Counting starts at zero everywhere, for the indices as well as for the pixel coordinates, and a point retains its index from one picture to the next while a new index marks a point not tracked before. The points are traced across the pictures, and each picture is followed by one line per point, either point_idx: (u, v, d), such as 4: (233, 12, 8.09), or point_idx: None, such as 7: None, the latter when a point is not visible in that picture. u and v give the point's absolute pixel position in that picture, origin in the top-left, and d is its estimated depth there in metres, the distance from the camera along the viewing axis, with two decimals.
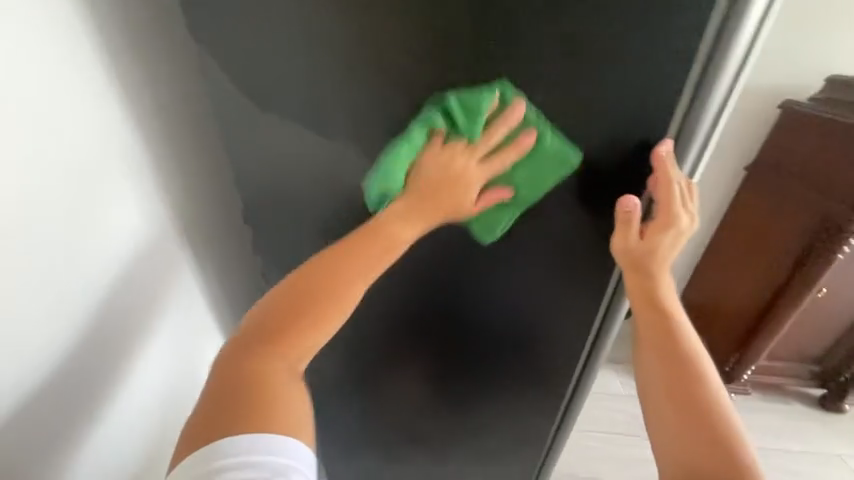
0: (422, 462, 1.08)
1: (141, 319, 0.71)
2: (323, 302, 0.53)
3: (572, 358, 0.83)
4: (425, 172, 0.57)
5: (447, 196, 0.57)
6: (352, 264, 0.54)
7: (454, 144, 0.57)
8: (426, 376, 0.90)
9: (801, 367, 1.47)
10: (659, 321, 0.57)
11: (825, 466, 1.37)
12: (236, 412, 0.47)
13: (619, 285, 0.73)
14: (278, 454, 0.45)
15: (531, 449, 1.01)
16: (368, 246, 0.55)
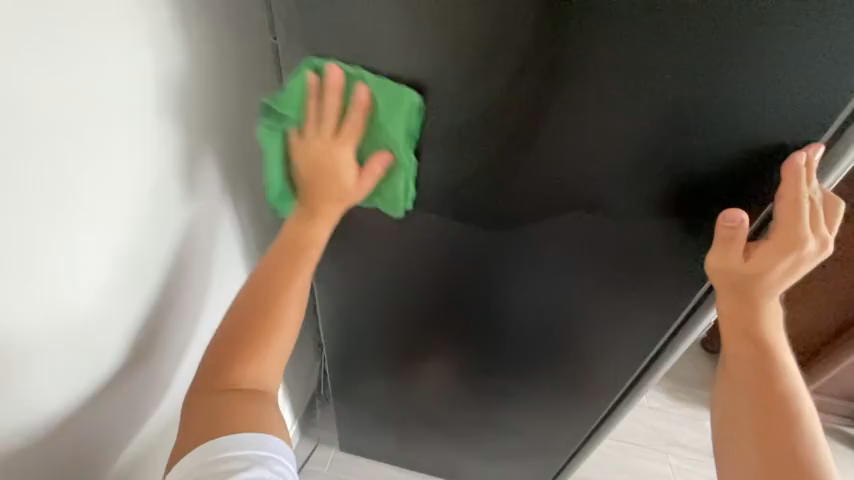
0: (436, 446, 1.07)
1: (177, 296, 0.69)
2: (263, 314, 0.58)
3: (621, 371, 0.77)
4: (304, 162, 0.59)
5: (329, 181, 0.60)
6: (285, 275, 0.60)
7: (309, 128, 0.59)
8: (455, 368, 0.87)
9: (846, 406, 1.37)
10: (751, 352, 0.56)
11: None
12: (218, 420, 0.53)
13: (699, 307, 0.66)
14: (258, 452, 0.51)
15: (552, 451, 0.98)
16: (295, 260, 0.61)
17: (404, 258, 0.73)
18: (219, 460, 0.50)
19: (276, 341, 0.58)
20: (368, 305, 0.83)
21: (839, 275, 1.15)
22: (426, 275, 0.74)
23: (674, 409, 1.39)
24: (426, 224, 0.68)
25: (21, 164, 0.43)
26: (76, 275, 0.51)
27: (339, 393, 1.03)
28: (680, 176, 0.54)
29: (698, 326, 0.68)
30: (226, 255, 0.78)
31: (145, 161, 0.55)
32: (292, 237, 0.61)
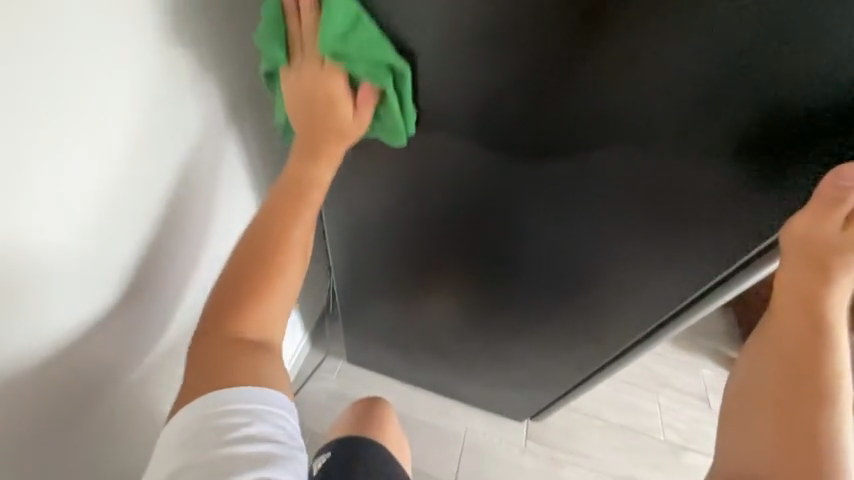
0: (437, 366, 1.12)
1: (196, 235, 0.70)
2: (265, 252, 0.59)
3: (638, 320, 0.75)
4: (293, 88, 0.56)
5: (324, 105, 0.57)
6: (285, 220, 0.60)
7: (296, 55, 0.56)
8: (461, 297, 0.86)
9: None
10: (801, 322, 0.54)
11: None
12: (220, 371, 0.54)
13: (744, 269, 0.59)
14: (263, 407, 0.52)
15: (548, 381, 1.01)
16: (293, 211, 0.60)
17: (424, 184, 0.67)
18: (225, 415, 0.51)
19: (278, 281, 0.59)
20: (378, 227, 0.79)
21: None
22: (445, 204, 0.68)
23: (674, 356, 1.43)
24: (451, 147, 0.60)
25: (84, 225, 0.51)
26: (99, 213, 0.52)
27: (348, 314, 1.05)
28: (767, 110, 0.44)
29: (738, 287, 0.62)
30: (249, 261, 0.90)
31: (153, 91, 0.52)
32: (290, 183, 0.60)
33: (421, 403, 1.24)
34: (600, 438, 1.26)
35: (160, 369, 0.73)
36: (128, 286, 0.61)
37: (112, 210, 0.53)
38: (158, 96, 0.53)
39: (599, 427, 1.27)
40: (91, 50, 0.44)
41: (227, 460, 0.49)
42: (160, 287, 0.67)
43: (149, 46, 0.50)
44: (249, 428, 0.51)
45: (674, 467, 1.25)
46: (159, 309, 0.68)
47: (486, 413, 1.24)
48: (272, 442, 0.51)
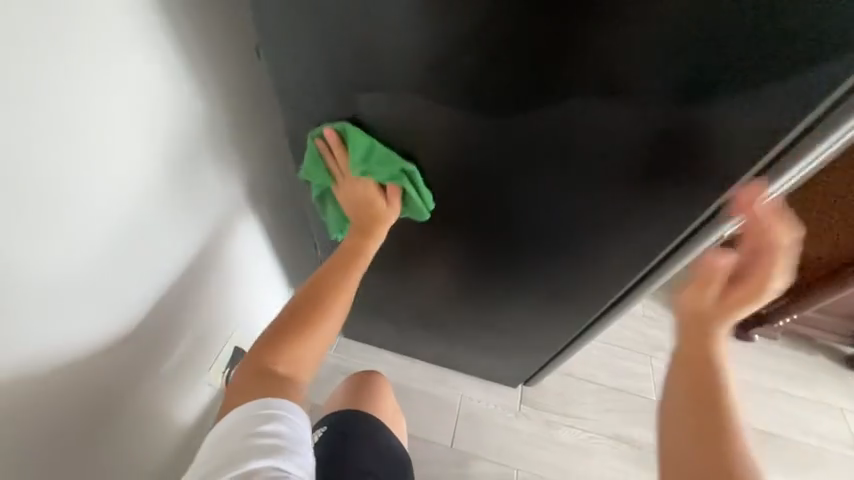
0: (428, 336, 1.15)
1: (213, 247, 0.82)
2: (318, 300, 0.68)
3: (619, 278, 0.75)
4: (341, 195, 0.73)
5: (361, 204, 0.73)
6: (338, 278, 0.71)
7: (336, 178, 0.73)
8: (442, 264, 0.87)
9: (848, 324, 1.34)
10: (698, 351, 0.61)
11: (825, 415, 1.31)
12: (256, 387, 0.58)
13: (712, 218, 0.60)
14: (282, 410, 0.56)
15: (535, 346, 1.04)
16: (346, 273, 0.72)
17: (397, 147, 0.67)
18: (247, 413, 0.54)
19: (323, 324, 0.67)
20: None
21: None
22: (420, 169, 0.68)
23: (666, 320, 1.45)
24: (420, 107, 0.60)
25: (126, 254, 0.63)
26: (139, 243, 0.64)
27: None
28: (716, 45, 0.44)
29: (709, 238, 0.63)
30: (242, 263, 0.94)
31: (171, 139, 0.62)
32: (346, 253, 0.73)
33: (416, 372, 1.28)
34: (595, 402, 1.28)
35: (161, 367, 0.80)
36: (162, 293, 0.73)
37: (147, 237, 0.65)
38: (176, 143, 0.63)
39: (592, 390, 1.29)
40: (120, 120, 0.54)
41: (241, 454, 0.52)
42: (187, 289, 0.79)
43: (160, 110, 0.59)
44: (265, 428, 0.54)
45: None
46: (153, 316, 0.74)
47: (480, 381, 1.28)
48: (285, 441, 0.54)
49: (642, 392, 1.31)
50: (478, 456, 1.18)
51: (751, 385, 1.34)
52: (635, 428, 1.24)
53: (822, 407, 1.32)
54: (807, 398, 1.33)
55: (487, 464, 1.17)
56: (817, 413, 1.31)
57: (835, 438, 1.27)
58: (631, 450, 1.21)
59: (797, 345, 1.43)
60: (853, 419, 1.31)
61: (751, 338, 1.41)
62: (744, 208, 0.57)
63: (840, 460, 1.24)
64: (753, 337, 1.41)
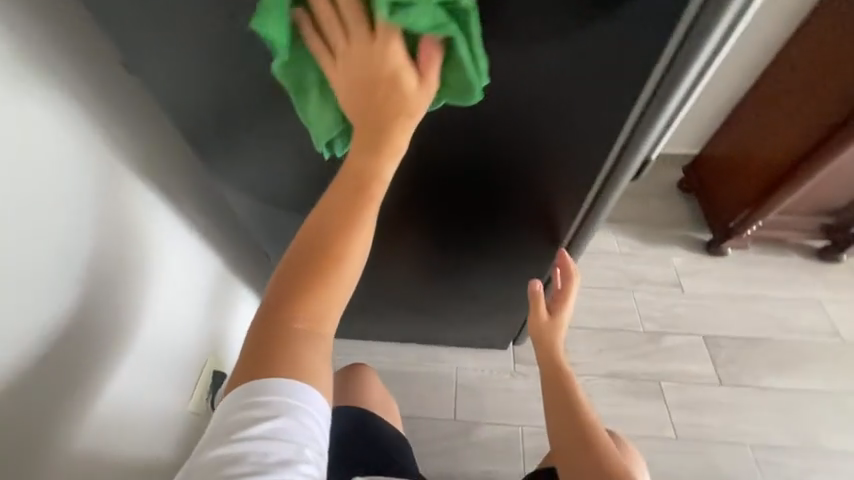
0: (408, 319, 1.15)
1: (172, 288, 0.82)
2: (321, 248, 0.49)
3: (564, 220, 0.76)
4: (343, 71, 0.46)
5: (382, 81, 0.45)
6: (342, 214, 0.49)
7: (337, 43, 0.46)
8: (395, 246, 0.86)
9: (812, 220, 1.36)
10: (554, 374, 0.76)
11: (804, 310, 1.34)
12: (268, 358, 0.49)
13: (625, 149, 0.63)
14: (287, 403, 0.48)
15: (511, 307, 1.04)
16: (355, 206, 0.48)
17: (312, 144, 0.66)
18: (245, 407, 0.48)
19: (330, 281, 0.49)
20: (290, 200, 0.77)
21: (811, 95, 1.16)
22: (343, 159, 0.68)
23: (642, 252, 1.47)
24: None
25: (77, 314, 0.64)
26: (85, 302, 0.65)
27: None
28: None
29: (630, 166, 0.65)
30: (204, 282, 0.91)
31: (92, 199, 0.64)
32: (350, 172, 0.48)
33: (407, 357, 1.29)
34: (585, 345, 1.29)
35: (146, 396, 0.77)
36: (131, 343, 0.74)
37: (92, 295, 0.66)
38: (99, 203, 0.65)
39: (581, 334, 1.31)
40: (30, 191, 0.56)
41: (239, 458, 0.47)
42: (160, 335, 0.80)
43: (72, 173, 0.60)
44: (263, 427, 0.48)
45: (659, 353, 1.27)
46: (116, 348, 0.71)
47: (471, 350, 1.29)
48: (290, 442, 0.48)
49: (628, 326, 1.32)
50: (481, 422, 1.19)
51: (732, 297, 1.37)
52: (628, 361, 1.26)
53: (802, 304, 1.35)
54: (787, 299, 1.36)
55: (491, 427, 1.19)
56: (798, 311, 1.34)
57: (816, 329, 1.31)
58: (626, 383, 1.23)
59: (770, 250, 1.46)
60: (831, 308, 1.35)
61: (725, 252, 1.44)
62: (650, 131, 0.60)
63: (825, 350, 1.27)
64: (726, 251, 1.44)
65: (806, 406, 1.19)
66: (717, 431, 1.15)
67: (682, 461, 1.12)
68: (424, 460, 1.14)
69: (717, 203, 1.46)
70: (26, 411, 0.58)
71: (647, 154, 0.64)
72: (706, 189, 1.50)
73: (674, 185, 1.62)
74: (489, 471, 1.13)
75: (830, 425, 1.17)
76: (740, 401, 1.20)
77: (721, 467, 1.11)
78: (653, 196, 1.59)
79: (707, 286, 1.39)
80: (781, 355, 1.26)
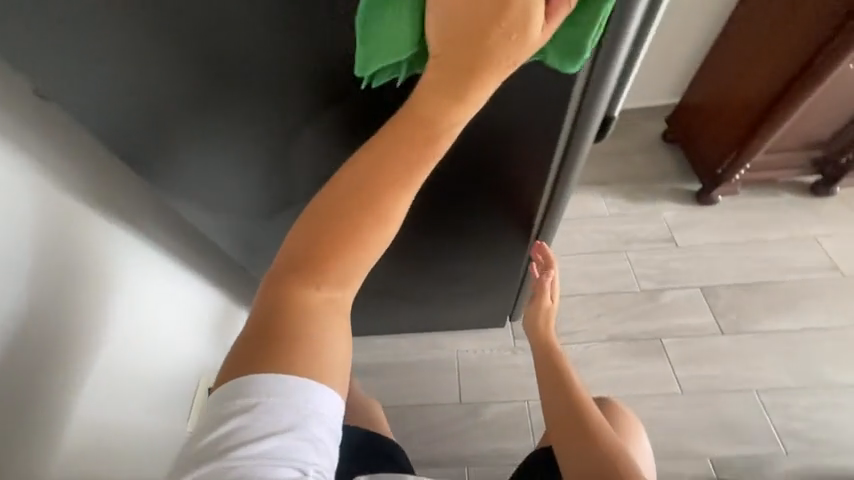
0: (400, 310, 1.13)
1: (135, 308, 0.76)
2: (358, 204, 0.43)
3: (534, 193, 0.72)
4: (467, 1, 0.37)
5: (510, 26, 0.38)
6: (393, 168, 0.42)
7: None
8: None
9: (801, 155, 1.33)
10: (549, 360, 0.79)
11: (800, 248, 1.32)
12: (279, 339, 0.43)
13: (581, 106, 0.57)
14: (297, 413, 0.43)
15: (500, 285, 1.02)
16: (408, 159, 0.43)
17: (262, 147, 0.63)
18: (246, 416, 0.42)
19: (363, 241, 0.44)
20: (248, 205, 0.75)
21: (787, 24, 1.10)
22: (295, 157, 0.65)
23: (631, 211, 1.44)
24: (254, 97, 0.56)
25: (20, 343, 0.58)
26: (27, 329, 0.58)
27: None
28: None
29: (590, 126, 0.60)
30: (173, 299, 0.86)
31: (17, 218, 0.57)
32: (413, 123, 0.42)
33: (406, 347, 1.28)
34: (582, 311, 1.27)
35: (122, 420, 0.73)
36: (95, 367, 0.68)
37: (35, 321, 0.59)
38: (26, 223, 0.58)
39: (577, 301, 1.29)
40: None
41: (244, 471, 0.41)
42: (127, 357, 0.75)
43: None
44: (267, 441, 0.42)
45: (657, 310, 1.26)
46: (83, 373, 0.66)
47: (469, 332, 1.29)
48: (295, 459, 0.42)
49: (625, 287, 1.31)
50: (486, 402, 1.19)
51: (725, 245, 1.35)
52: (627, 323, 1.25)
53: (797, 243, 1.33)
54: (781, 239, 1.34)
55: (497, 405, 1.19)
56: (794, 250, 1.32)
57: (814, 266, 1.29)
58: (627, 344, 1.22)
59: (761, 192, 1.43)
60: (827, 243, 1.33)
61: (715, 201, 1.41)
62: (605, 85, 0.54)
63: (824, 286, 1.26)
64: (716, 199, 1.41)
65: (809, 344, 1.18)
66: (721, 380, 1.15)
67: (689, 414, 1.12)
68: (435, 446, 1.15)
69: (701, 154, 1.43)
70: None
71: (606, 110, 0.60)
72: (691, 136, 1.47)
73: (658, 137, 1.58)
74: (500, 449, 1.14)
75: (834, 360, 1.16)
76: (742, 348, 1.19)
77: (729, 415, 1.11)
78: (637, 152, 1.55)
79: (700, 237, 1.37)
80: (779, 297, 1.25)
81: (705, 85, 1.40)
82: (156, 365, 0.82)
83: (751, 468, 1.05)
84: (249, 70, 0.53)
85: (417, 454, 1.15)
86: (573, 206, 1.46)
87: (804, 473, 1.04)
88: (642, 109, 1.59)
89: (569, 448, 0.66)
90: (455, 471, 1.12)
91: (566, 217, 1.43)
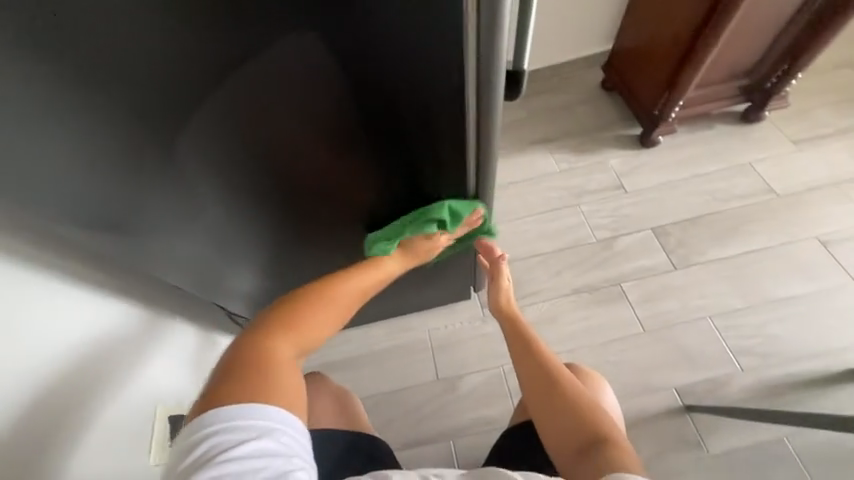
0: (361, 300, 1.11)
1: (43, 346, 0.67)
2: (320, 313, 0.67)
3: (459, 171, 0.69)
4: (420, 243, 0.78)
5: (431, 254, 0.81)
6: (344, 300, 0.71)
7: (433, 235, 0.77)
8: (307, 237, 0.81)
9: (729, 85, 1.36)
10: (517, 334, 0.79)
11: (737, 176, 1.38)
12: (245, 380, 0.51)
13: (481, 61, 0.53)
14: (271, 421, 0.47)
15: (455, 259, 1.01)
16: (350, 297, 0.71)
17: (137, 145, 0.55)
18: (225, 431, 0.46)
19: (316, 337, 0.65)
20: (167, 230, 0.69)
21: None
22: (183, 152, 0.58)
23: (579, 164, 1.45)
24: (147, 110, 0.51)
25: None
26: None
27: (249, 305, 1.00)
28: None
29: (496, 91, 0.58)
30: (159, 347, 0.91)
31: None
32: (355, 281, 0.73)
33: (377, 335, 1.27)
34: (544, 270, 1.29)
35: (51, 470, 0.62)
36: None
37: None
38: None
39: (538, 260, 1.30)
40: None
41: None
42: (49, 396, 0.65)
43: None
44: (246, 449, 0.44)
45: (613, 257, 1.29)
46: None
47: (437, 309, 1.28)
48: (279, 462, 0.45)
49: (582, 240, 1.33)
50: (462, 374, 1.21)
51: (670, 184, 1.38)
52: (587, 274, 1.28)
53: (734, 171, 1.39)
54: (720, 170, 1.39)
55: (473, 375, 1.21)
56: (731, 179, 1.37)
57: (751, 191, 1.35)
58: (589, 295, 1.25)
59: (697, 127, 1.47)
60: (761, 168, 1.39)
61: (656, 142, 1.44)
62: (498, 43, 0.52)
63: (761, 209, 1.32)
64: (657, 140, 1.44)
65: (751, 266, 1.25)
66: (678, 313, 1.20)
67: (652, 350, 1.17)
68: (419, 425, 1.16)
69: (638, 97, 1.44)
70: None
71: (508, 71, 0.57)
72: (627, 81, 1.47)
73: (598, 86, 1.58)
74: (480, 416, 1.16)
75: (774, 277, 1.23)
76: (694, 280, 1.24)
77: (687, 345, 1.17)
78: (579, 104, 1.55)
79: (646, 179, 1.40)
80: (723, 225, 1.31)
81: (633, 28, 1.40)
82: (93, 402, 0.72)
83: (711, 389, 1.12)
84: (121, 71, 0.47)
85: (402, 437, 1.15)
86: (524, 167, 1.46)
87: (757, 385, 1.12)
88: (579, 59, 1.58)
89: (551, 416, 0.65)
90: (440, 446, 1.14)
91: (518, 179, 1.43)
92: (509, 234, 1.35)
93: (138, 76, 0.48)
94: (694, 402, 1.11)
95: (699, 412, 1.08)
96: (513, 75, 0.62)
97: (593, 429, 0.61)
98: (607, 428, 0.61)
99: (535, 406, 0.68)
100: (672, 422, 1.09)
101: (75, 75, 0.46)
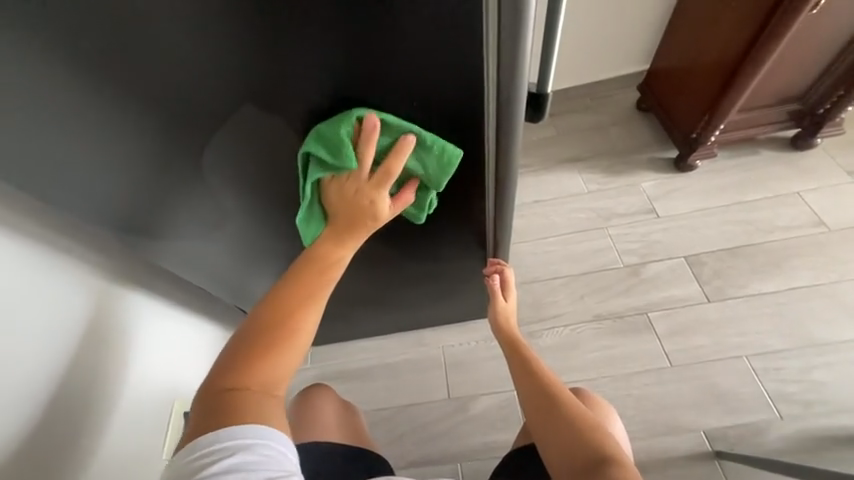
0: (376, 313, 1.12)
1: (101, 326, 0.72)
2: (286, 319, 0.49)
3: (475, 197, 0.71)
4: (339, 200, 0.55)
5: (364, 213, 0.56)
6: (310, 303, 0.51)
7: (343, 179, 0.55)
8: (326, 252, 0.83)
9: (778, 109, 1.28)
10: (517, 355, 0.75)
11: (782, 206, 1.29)
12: (220, 407, 0.45)
13: (500, 103, 0.53)
14: (248, 439, 0.43)
15: (472, 278, 1.00)
16: (310, 292, 0.51)
17: (171, 159, 0.58)
18: (197, 456, 0.43)
19: (284, 356, 0.48)
20: (217, 242, 0.77)
21: None
22: (227, 179, 0.64)
23: (609, 185, 1.40)
24: (212, 151, 0.59)
25: (36, 374, 0.61)
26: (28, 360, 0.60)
27: None
28: None
29: (517, 137, 0.59)
30: (156, 332, 0.86)
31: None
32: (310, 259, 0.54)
33: (391, 349, 1.26)
34: (566, 294, 1.24)
35: (122, 421, 0.73)
36: (72, 382, 0.66)
37: (46, 361, 0.63)
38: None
39: (560, 283, 1.26)
40: None
41: None
42: (116, 368, 0.74)
43: None
44: (222, 466, 0.41)
45: (640, 284, 1.23)
46: (59, 384, 0.64)
47: (452, 326, 1.27)
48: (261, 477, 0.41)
49: (608, 264, 1.27)
50: (474, 395, 1.18)
51: (707, 211, 1.31)
52: (611, 301, 1.22)
53: (779, 201, 1.30)
54: (763, 199, 1.30)
55: (484, 398, 1.17)
56: (775, 209, 1.29)
57: (798, 223, 1.26)
58: (613, 323, 1.19)
59: (739, 152, 1.39)
60: (811, 198, 1.29)
61: (693, 166, 1.37)
62: (517, 99, 0.52)
63: (809, 241, 1.23)
64: (695, 165, 1.37)
65: (795, 304, 1.16)
66: (710, 350, 1.13)
67: (680, 388, 1.09)
68: (426, 444, 1.14)
69: (676, 120, 1.39)
70: (61, 449, 0.62)
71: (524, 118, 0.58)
72: (664, 102, 1.43)
73: (633, 107, 1.53)
74: (489, 441, 1.12)
75: (822, 318, 1.13)
76: (729, 315, 1.16)
77: (719, 385, 1.09)
78: (612, 125, 1.51)
79: (681, 205, 1.33)
80: (764, 258, 1.22)
81: (673, 49, 1.35)
82: (146, 375, 0.81)
83: (744, 437, 1.03)
84: (191, 122, 0.54)
85: (409, 455, 1.13)
86: (550, 186, 1.43)
87: (797, 437, 1.02)
88: (614, 78, 1.55)
89: (555, 444, 0.61)
90: (447, 468, 1.11)
91: (543, 199, 1.40)
92: (531, 254, 1.32)
93: (170, 84, 0.48)
94: (725, 448, 1.02)
95: (730, 460, 0.99)
96: (536, 97, 0.61)
97: (600, 453, 0.56)
98: (617, 452, 0.56)
99: (533, 424, 0.65)
100: (698, 468, 1.01)
101: (151, 119, 0.52)
